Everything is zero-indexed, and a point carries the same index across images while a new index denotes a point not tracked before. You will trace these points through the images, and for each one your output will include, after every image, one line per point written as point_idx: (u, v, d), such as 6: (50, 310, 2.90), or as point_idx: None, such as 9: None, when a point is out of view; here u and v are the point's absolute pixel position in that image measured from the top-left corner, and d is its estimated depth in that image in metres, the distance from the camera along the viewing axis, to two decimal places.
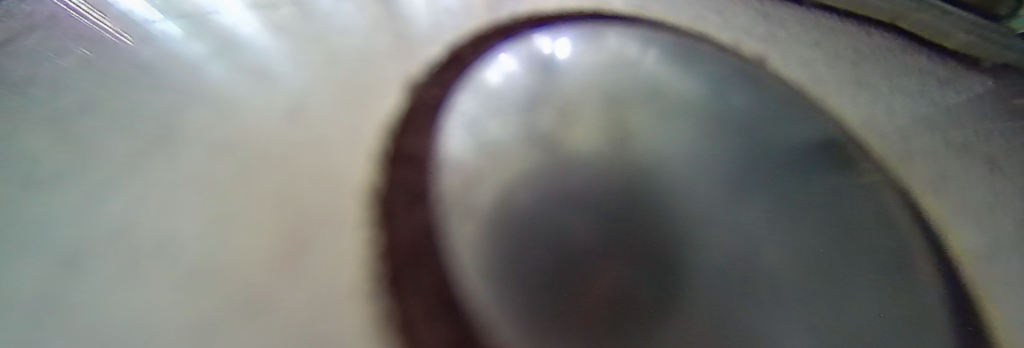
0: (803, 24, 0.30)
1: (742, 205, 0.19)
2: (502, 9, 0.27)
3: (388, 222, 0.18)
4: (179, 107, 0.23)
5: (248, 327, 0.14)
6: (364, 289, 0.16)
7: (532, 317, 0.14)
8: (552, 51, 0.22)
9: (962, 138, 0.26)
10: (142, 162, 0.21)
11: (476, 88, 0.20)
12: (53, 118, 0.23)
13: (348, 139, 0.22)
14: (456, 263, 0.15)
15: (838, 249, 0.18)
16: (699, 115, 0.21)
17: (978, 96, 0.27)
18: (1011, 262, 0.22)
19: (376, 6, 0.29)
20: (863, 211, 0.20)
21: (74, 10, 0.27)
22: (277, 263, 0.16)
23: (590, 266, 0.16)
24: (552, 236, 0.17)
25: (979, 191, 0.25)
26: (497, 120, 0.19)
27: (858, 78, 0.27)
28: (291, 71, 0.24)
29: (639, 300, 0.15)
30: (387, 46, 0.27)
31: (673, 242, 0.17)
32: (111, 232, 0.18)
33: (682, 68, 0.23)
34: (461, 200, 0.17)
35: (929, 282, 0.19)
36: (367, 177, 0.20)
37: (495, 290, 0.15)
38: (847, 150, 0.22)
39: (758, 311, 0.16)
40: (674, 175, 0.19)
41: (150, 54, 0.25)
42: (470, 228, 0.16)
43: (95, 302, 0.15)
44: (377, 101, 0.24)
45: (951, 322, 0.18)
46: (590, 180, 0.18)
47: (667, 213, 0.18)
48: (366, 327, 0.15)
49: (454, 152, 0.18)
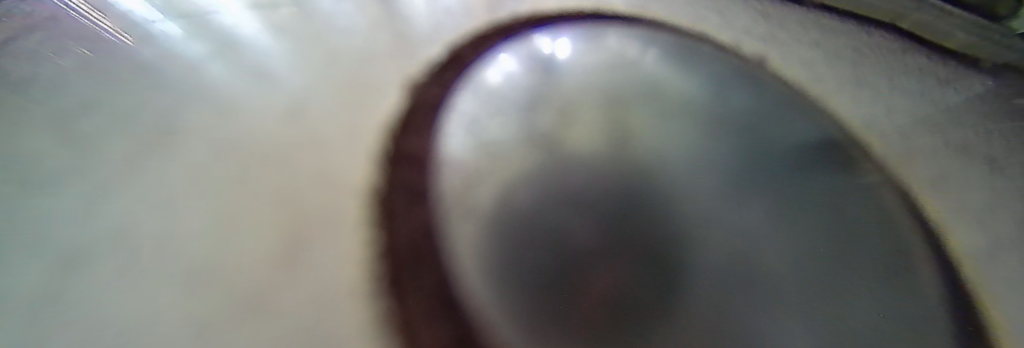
0: (803, 24, 0.30)
1: (741, 207, 0.19)
2: (502, 9, 0.27)
3: (389, 222, 0.18)
4: (179, 107, 0.23)
5: (246, 327, 0.14)
6: (364, 289, 0.16)
7: (532, 318, 0.14)
8: (552, 51, 0.22)
9: (964, 138, 0.26)
10: (142, 162, 0.21)
11: (476, 87, 0.20)
12: (51, 117, 0.23)
13: (348, 140, 0.22)
14: (456, 263, 0.16)
15: (838, 248, 0.18)
16: (698, 116, 0.21)
17: (978, 96, 0.27)
18: (1010, 262, 0.22)
19: (376, 6, 0.28)
20: (862, 210, 0.20)
21: (75, 11, 0.27)
22: (276, 263, 0.16)
23: (590, 266, 0.16)
24: (552, 236, 0.17)
25: (981, 190, 0.25)
26: (497, 120, 0.19)
27: (857, 78, 0.27)
28: (291, 71, 0.24)
29: (639, 299, 0.15)
30: (387, 46, 0.26)
31: (674, 243, 0.17)
32: (109, 232, 0.18)
33: (682, 68, 0.23)
34: (461, 201, 0.17)
35: (927, 282, 0.19)
36: (367, 177, 0.20)
37: (494, 289, 0.15)
38: (846, 150, 0.22)
39: (755, 309, 0.16)
40: (673, 177, 0.19)
41: (150, 54, 0.25)
42: (470, 228, 0.16)
43: (96, 301, 0.15)
44: (376, 100, 0.24)
45: (955, 322, 0.18)
46: (590, 180, 0.18)
47: (666, 217, 0.18)
48: (365, 326, 0.15)
49: (455, 152, 0.18)
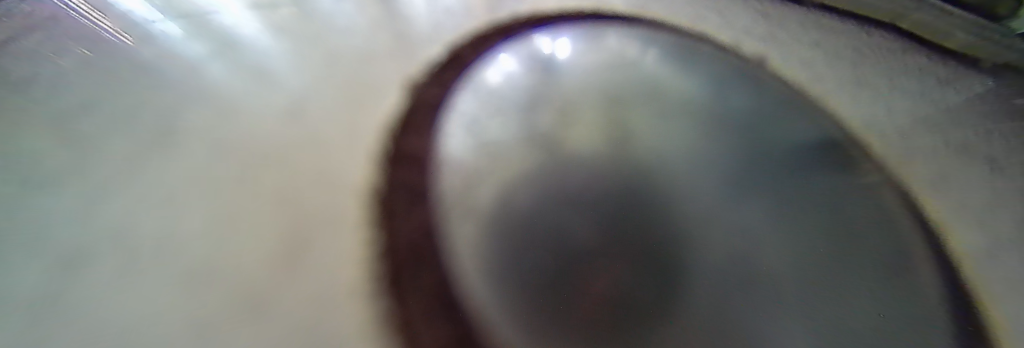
0: (803, 24, 0.30)
1: (741, 207, 0.19)
2: (503, 9, 0.27)
3: (389, 222, 0.18)
4: (179, 107, 0.23)
5: (246, 327, 0.14)
6: (364, 289, 0.16)
7: (532, 318, 0.14)
8: (552, 51, 0.22)
9: (964, 138, 0.26)
10: (142, 163, 0.21)
11: (476, 87, 0.20)
12: (51, 117, 0.23)
13: (348, 140, 0.22)
14: (456, 263, 0.16)
15: (838, 248, 0.18)
16: (698, 116, 0.21)
17: (978, 96, 0.27)
18: (1010, 261, 0.22)
19: (376, 5, 0.28)
20: (862, 211, 0.20)
21: (75, 11, 0.27)
22: (276, 263, 0.16)
23: (591, 265, 0.16)
24: (552, 236, 0.16)
25: (982, 191, 0.25)
26: (497, 120, 0.19)
27: (857, 78, 0.27)
28: (291, 71, 0.24)
29: (639, 299, 0.15)
30: (387, 46, 0.26)
31: (674, 244, 0.17)
32: (109, 232, 0.18)
33: (682, 68, 0.23)
34: (462, 201, 0.17)
35: (927, 281, 0.19)
36: (368, 177, 0.20)
37: (494, 290, 0.15)
38: (846, 150, 0.22)
39: (755, 309, 0.16)
40: (673, 178, 0.19)
41: (150, 54, 0.25)
42: (470, 228, 0.16)
43: (96, 300, 0.15)
44: (376, 100, 0.24)
45: (955, 322, 0.18)
46: (590, 180, 0.18)
47: (666, 217, 0.18)
48: (364, 326, 0.15)
49: (455, 152, 0.18)
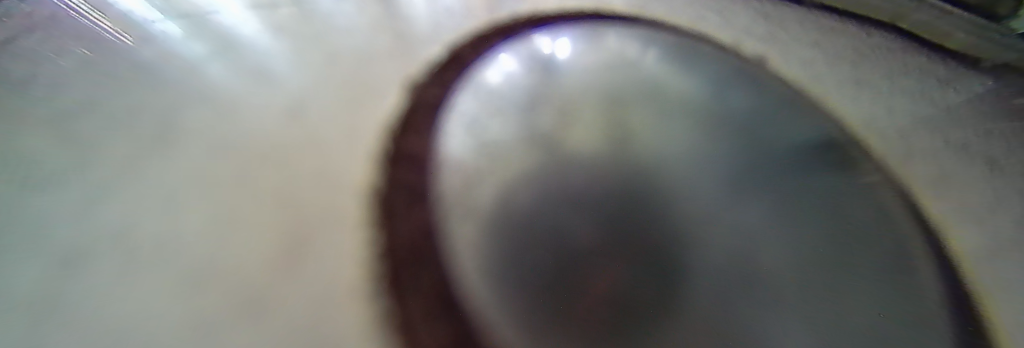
0: (802, 25, 0.30)
1: (741, 207, 0.19)
2: (502, 9, 0.27)
3: (388, 222, 0.18)
4: (179, 106, 0.23)
5: (250, 325, 0.14)
6: (364, 288, 0.16)
7: (533, 319, 0.14)
8: (552, 51, 0.21)
9: (963, 138, 0.26)
10: (143, 162, 0.21)
11: (476, 87, 0.20)
12: (51, 119, 0.23)
13: (349, 140, 0.22)
14: (456, 262, 0.15)
15: (837, 248, 0.18)
16: (699, 116, 0.21)
17: (978, 96, 0.27)
18: (1006, 262, 0.23)
19: (376, 6, 0.28)
20: (862, 210, 0.20)
21: (74, 10, 0.27)
22: (277, 263, 0.16)
23: (590, 265, 0.16)
24: (553, 236, 0.17)
25: (981, 191, 0.25)
26: (497, 120, 0.18)
27: (858, 78, 0.27)
28: (291, 71, 0.24)
29: (640, 298, 0.16)
30: (387, 46, 0.26)
31: (672, 243, 0.17)
32: (110, 233, 0.18)
33: (682, 68, 0.22)
34: (462, 201, 0.17)
35: (928, 282, 0.19)
36: (367, 178, 0.20)
37: (495, 289, 0.15)
38: (847, 150, 0.22)
39: (755, 308, 0.16)
40: (673, 178, 0.19)
41: (150, 54, 0.25)
42: (470, 228, 0.16)
43: (96, 300, 0.15)
44: (376, 101, 0.24)
45: (956, 323, 0.18)
46: (589, 180, 0.19)
47: (665, 218, 0.18)
48: (365, 326, 0.15)
49: (454, 154, 0.18)
